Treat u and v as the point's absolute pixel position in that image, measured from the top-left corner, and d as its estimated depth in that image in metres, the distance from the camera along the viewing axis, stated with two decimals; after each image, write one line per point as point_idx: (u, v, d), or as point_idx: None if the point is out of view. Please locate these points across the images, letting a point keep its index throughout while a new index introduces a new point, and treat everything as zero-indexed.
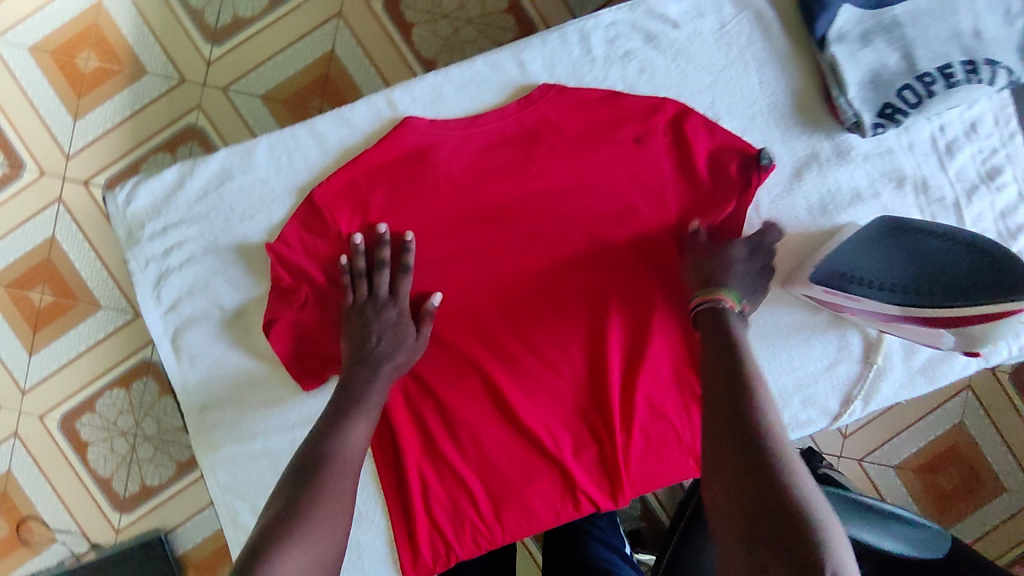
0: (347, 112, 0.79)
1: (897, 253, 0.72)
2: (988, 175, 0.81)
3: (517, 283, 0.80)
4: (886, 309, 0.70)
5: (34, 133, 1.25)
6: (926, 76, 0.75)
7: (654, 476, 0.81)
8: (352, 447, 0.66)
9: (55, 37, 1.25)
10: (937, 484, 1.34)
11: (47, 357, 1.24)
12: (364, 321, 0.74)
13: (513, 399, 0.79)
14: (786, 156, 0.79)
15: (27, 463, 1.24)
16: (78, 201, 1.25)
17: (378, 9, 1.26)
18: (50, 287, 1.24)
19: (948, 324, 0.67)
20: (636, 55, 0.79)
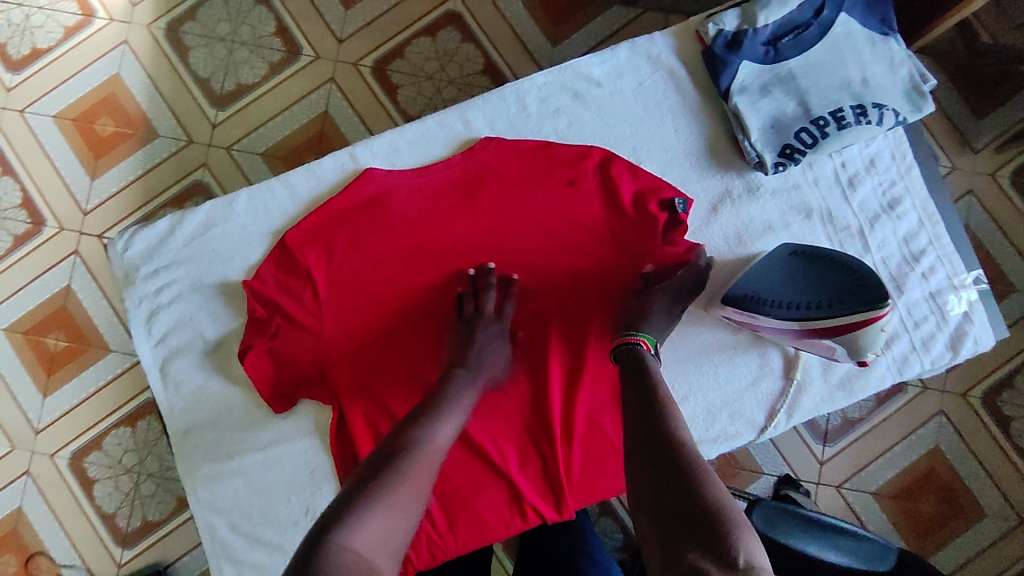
0: (315, 166, 0.91)
1: (791, 271, 0.79)
2: (889, 206, 0.87)
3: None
4: (785, 324, 0.77)
5: (55, 193, 1.39)
6: (820, 120, 0.84)
7: (595, 488, 0.88)
8: (439, 439, 0.73)
9: (77, 107, 1.41)
10: (918, 510, 1.35)
11: (59, 397, 1.35)
12: (469, 334, 0.84)
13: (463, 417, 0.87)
14: (702, 194, 0.88)
15: (37, 498, 1.33)
16: (93, 253, 1.38)
17: (366, 73, 1.41)
18: (65, 331, 1.36)
19: (834, 334, 0.75)
20: (565, 111, 0.90)
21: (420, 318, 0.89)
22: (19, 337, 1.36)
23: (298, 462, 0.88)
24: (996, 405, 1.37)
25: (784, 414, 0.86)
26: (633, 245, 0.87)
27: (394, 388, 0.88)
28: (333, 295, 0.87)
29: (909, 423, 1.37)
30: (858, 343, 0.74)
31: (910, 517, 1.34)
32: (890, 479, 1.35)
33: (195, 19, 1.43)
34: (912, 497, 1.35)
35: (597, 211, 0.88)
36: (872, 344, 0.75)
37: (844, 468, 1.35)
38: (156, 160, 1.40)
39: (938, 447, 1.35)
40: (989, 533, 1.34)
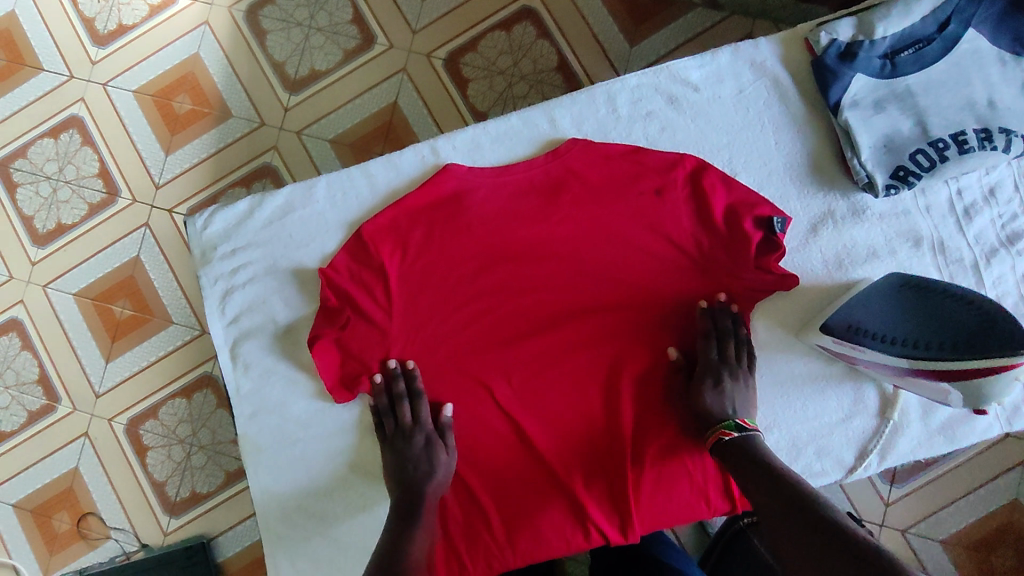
0: (396, 157, 0.89)
1: (909, 307, 0.72)
2: (1008, 240, 0.80)
3: (540, 318, 0.86)
4: (894, 362, 0.72)
5: (131, 165, 1.42)
6: (939, 142, 0.78)
7: (664, 514, 0.83)
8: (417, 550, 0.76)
9: (156, 84, 1.43)
10: (988, 564, 1.29)
11: (121, 364, 1.38)
12: (403, 449, 0.82)
13: (528, 427, 0.85)
14: (802, 213, 0.83)
15: (93, 461, 1.36)
16: (162, 227, 1.41)
17: (438, 66, 1.40)
18: (131, 301, 1.39)
19: (949, 379, 0.69)
20: (657, 116, 0.86)
21: (490, 321, 0.86)
22: (87, 303, 1.40)
23: (358, 454, 0.87)
24: None
25: (876, 455, 0.80)
26: (724, 264, 0.82)
27: (465, 391, 0.86)
28: (407, 291, 0.85)
29: (985, 472, 1.31)
30: (979, 392, 0.68)
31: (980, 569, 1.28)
32: (959, 529, 1.29)
33: (276, 3, 1.44)
34: (984, 549, 1.29)
35: (685, 225, 0.83)
36: (999, 393, 0.68)
37: (910, 512, 1.30)
38: (228, 139, 1.41)
39: (1017, 500, 1.29)
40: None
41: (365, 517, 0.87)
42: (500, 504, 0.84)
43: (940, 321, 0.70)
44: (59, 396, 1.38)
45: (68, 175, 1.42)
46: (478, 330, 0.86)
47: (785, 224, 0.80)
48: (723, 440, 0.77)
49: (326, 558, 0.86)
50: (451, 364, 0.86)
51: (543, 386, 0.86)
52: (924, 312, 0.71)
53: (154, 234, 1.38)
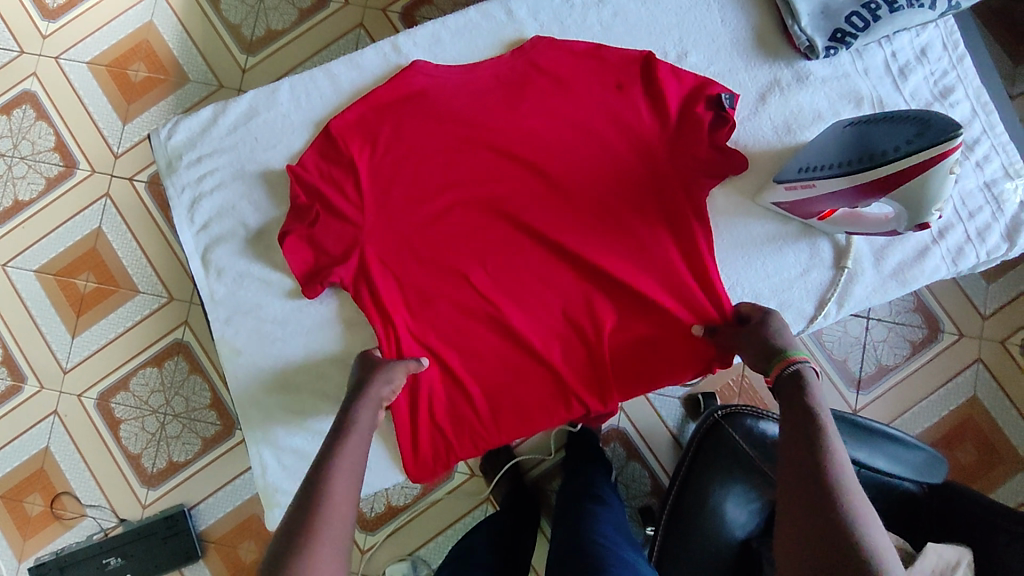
0: (357, 56, 0.90)
1: (845, 136, 0.73)
2: (941, 94, 0.86)
3: (514, 208, 0.87)
4: (838, 187, 0.72)
5: (87, 136, 1.40)
6: (871, 3, 0.82)
7: (644, 382, 0.86)
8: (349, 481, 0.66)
9: (110, 54, 1.42)
10: (956, 460, 1.36)
11: (87, 339, 1.35)
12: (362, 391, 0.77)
13: (506, 310, 0.86)
14: (750, 84, 0.87)
15: (64, 438, 1.33)
16: (123, 196, 1.38)
17: (395, 19, 1.43)
18: (95, 274, 1.37)
19: (890, 187, 0.68)
20: (609, 2, 0.89)
21: (463, 213, 0.87)
22: (49, 279, 1.37)
23: (336, 350, 0.87)
24: None
25: (835, 303, 0.84)
26: (679, 145, 0.85)
27: (441, 280, 0.86)
28: (376, 184, 0.85)
29: (944, 372, 1.37)
30: (921, 194, 0.67)
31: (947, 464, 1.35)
32: (925, 428, 1.36)
33: None
34: (950, 445, 1.36)
35: (643, 112, 0.86)
36: (940, 190, 0.66)
37: (879, 416, 1.36)
38: (188, 104, 1.42)
39: (976, 395, 1.36)
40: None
41: None
42: (480, 382, 0.86)
43: (872, 138, 0.69)
44: (25, 374, 1.35)
45: (23, 152, 1.40)
46: (450, 220, 0.86)
47: (733, 103, 0.83)
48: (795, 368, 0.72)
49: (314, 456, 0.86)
50: (425, 255, 0.86)
51: (518, 274, 0.87)
52: (861, 135, 0.71)
53: (114, 202, 1.36)
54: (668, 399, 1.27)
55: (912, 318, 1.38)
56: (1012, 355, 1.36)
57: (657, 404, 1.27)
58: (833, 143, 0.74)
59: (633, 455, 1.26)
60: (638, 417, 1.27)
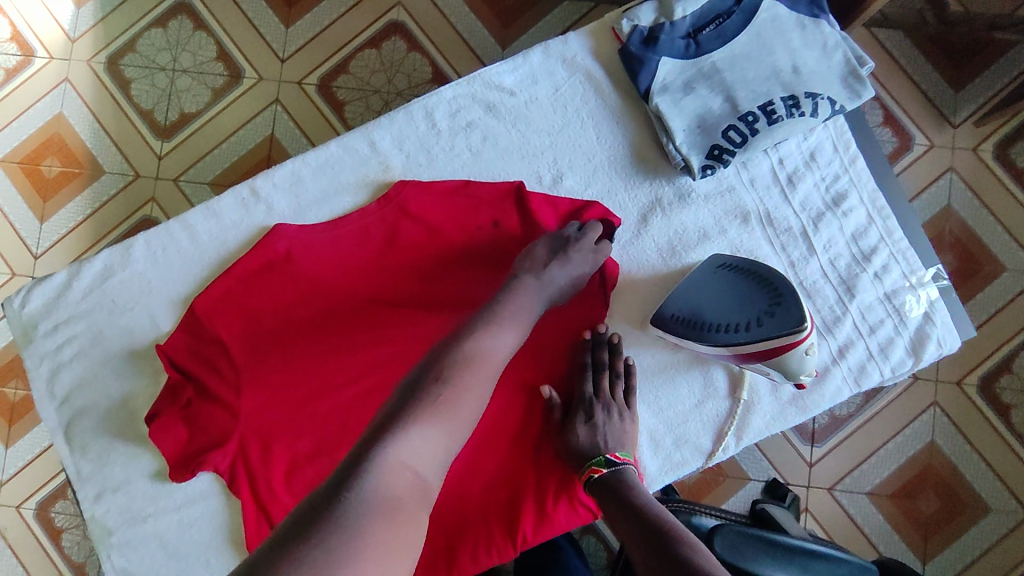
0: (214, 204, 0.83)
1: (719, 293, 0.73)
2: (834, 202, 0.80)
3: (397, 368, 0.82)
4: (718, 349, 0.73)
5: (7, 239, 1.34)
6: (748, 116, 0.77)
7: (537, 532, 0.77)
8: (497, 349, 0.66)
9: (23, 150, 1.36)
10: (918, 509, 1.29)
11: (21, 450, 1.26)
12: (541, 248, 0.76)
13: None
14: (630, 205, 0.81)
15: (6, 554, 1.25)
16: None
17: (312, 92, 1.38)
18: (24, 382, 1.28)
19: (761, 359, 0.71)
20: (477, 125, 0.84)
21: (346, 374, 0.82)
22: None
23: (211, 522, 0.81)
24: (994, 393, 1.30)
25: (735, 437, 0.78)
26: None
27: (320, 461, 0.81)
28: (247, 355, 0.80)
29: (899, 419, 1.30)
30: (787, 367, 0.71)
31: (907, 514, 1.28)
32: (884, 480, 1.29)
33: (134, 50, 1.38)
34: (911, 494, 1.28)
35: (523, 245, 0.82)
36: (803, 368, 0.71)
37: (835, 468, 1.28)
38: (105, 197, 1.35)
39: (934, 441, 1.28)
40: (996, 529, 1.27)
41: None
42: None
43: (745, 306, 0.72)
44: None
45: None
46: (330, 389, 0.82)
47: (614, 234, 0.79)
48: (592, 479, 0.72)
49: None
50: (305, 425, 0.81)
51: None
52: (735, 299, 0.72)
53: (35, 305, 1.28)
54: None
55: None
56: (971, 399, 1.28)
57: None
58: (705, 295, 0.74)
59: (587, 530, 1.10)
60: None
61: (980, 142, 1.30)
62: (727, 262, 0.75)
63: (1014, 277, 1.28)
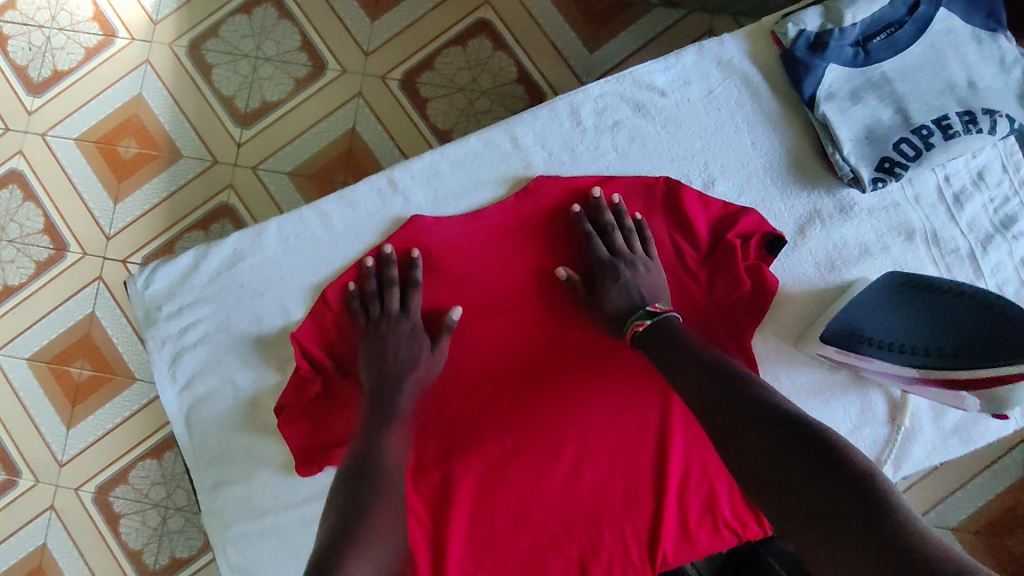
0: (350, 192, 0.81)
1: (910, 315, 0.71)
2: (1002, 225, 0.77)
3: (532, 368, 0.78)
4: (903, 371, 0.69)
5: (76, 215, 1.31)
6: (922, 129, 0.74)
7: (678, 554, 0.76)
8: (393, 455, 0.68)
9: (99, 129, 1.33)
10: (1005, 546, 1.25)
11: (84, 431, 1.25)
12: (380, 337, 0.75)
13: (527, 497, 0.76)
14: (787, 215, 0.78)
15: (63, 535, 1.22)
16: (117, 278, 1.29)
17: (395, 87, 1.35)
18: (89, 361, 1.26)
19: (968, 387, 0.65)
20: (625, 125, 0.81)
21: (477, 372, 0.78)
22: (41, 367, 1.26)
23: None
24: None
25: (894, 467, 0.74)
26: (712, 282, 0.76)
27: (453, 466, 0.75)
28: None
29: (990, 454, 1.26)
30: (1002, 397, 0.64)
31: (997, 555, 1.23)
32: (972, 514, 1.24)
33: (219, 35, 1.36)
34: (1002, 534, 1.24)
35: (668, 250, 0.78)
36: (1019, 400, 0.64)
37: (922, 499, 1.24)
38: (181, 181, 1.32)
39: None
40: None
41: None
42: (496, 567, 0.75)
43: (949, 327, 0.68)
44: (18, 469, 1.23)
45: (10, 234, 1.30)
46: (461, 386, 0.77)
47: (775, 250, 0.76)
48: (638, 334, 0.70)
49: None
50: (433, 426, 0.76)
51: (539, 447, 0.76)
52: (936, 321, 0.69)
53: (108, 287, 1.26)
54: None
55: None
56: None
57: None
58: (893, 318, 0.71)
59: None
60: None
61: None
62: (906, 278, 0.73)
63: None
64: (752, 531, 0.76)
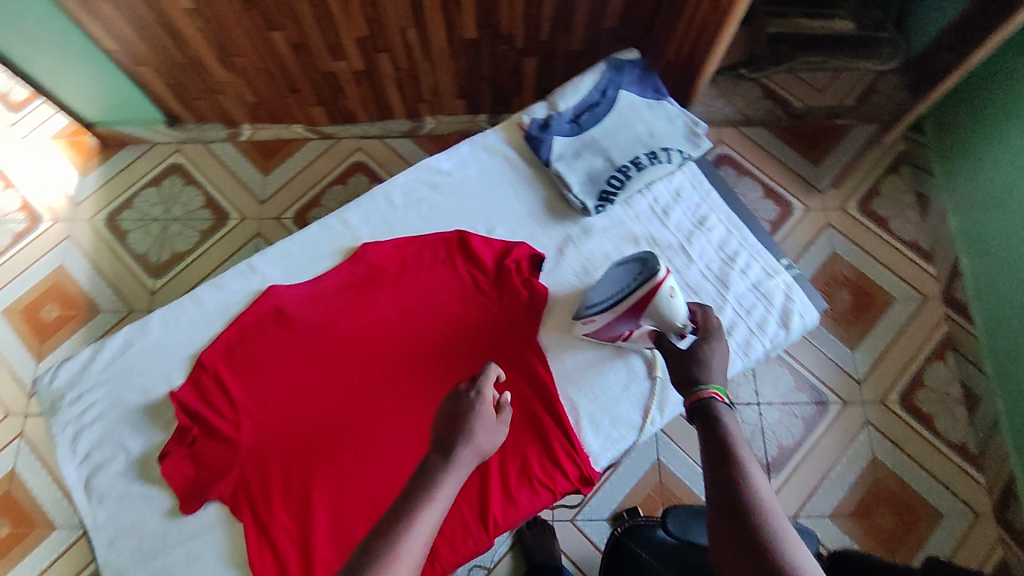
0: (220, 280, 1.04)
1: (610, 280, 0.96)
2: (699, 223, 1.07)
3: (372, 388, 0.98)
4: (608, 317, 0.92)
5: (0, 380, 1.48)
6: (623, 168, 1.06)
7: (507, 515, 0.90)
8: (428, 515, 0.68)
9: (22, 300, 1.55)
10: (879, 525, 1.38)
11: None
12: (460, 412, 0.76)
13: (377, 490, 0.92)
14: (549, 243, 1.06)
15: None
16: (38, 432, 1.44)
17: (288, 224, 1.64)
18: (8, 518, 1.37)
19: (640, 312, 0.90)
20: (425, 200, 1.09)
21: (330, 399, 0.97)
22: None
23: (216, 548, 0.90)
24: (917, 406, 1.46)
25: (657, 410, 0.97)
26: (500, 296, 1.02)
27: (317, 476, 0.92)
28: (248, 390, 0.97)
29: (841, 441, 1.43)
30: (660, 315, 0.89)
31: (870, 531, 1.37)
32: (842, 500, 1.39)
33: (132, 207, 1.64)
34: (869, 511, 1.38)
35: (467, 280, 1.03)
36: (670, 309, 0.89)
37: (795, 496, 1.38)
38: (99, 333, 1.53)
39: (875, 458, 1.41)
40: (953, 534, 1.36)
41: None
42: None
43: (623, 279, 0.93)
44: None
45: None
46: (320, 410, 0.97)
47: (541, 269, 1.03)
48: (710, 401, 0.76)
49: None
50: (297, 446, 0.94)
51: (383, 450, 0.94)
52: (618, 278, 0.95)
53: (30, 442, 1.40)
54: (597, 523, 1.32)
55: (798, 396, 1.46)
56: (896, 415, 1.45)
57: (589, 531, 1.31)
58: (601, 287, 0.97)
59: None
60: (570, 545, 1.31)
61: (846, 203, 1.62)
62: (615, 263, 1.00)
63: (902, 305, 1.53)
64: (563, 484, 0.93)
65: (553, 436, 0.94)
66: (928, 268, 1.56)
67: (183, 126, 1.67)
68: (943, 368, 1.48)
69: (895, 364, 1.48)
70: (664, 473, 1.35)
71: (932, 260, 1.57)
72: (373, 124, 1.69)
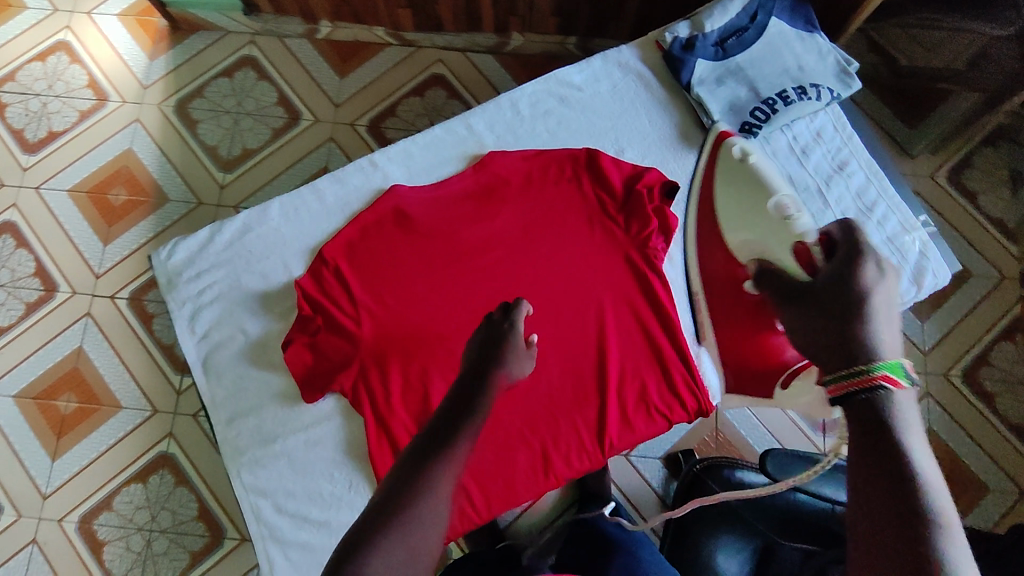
0: (341, 172, 1.02)
1: None
2: (839, 167, 1.04)
3: (492, 299, 0.96)
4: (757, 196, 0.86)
5: (68, 257, 1.45)
6: (769, 101, 1.01)
7: (622, 438, 0.94)
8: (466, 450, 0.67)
9: (90, 180, 1.50)
10: None
11: (68, 461, 1.33)
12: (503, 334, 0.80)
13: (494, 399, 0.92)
14: (681, 172, 1.04)
15: (44, 567, 1.29)
16: (104, 314, 1.41)
17: (364, 132, 1.56)
18: (75, 394, 1.37)
19: None
20: (554, 113, 1.05)
21: (451, 305, 0.95)
22: (29, 402, 1.36)
23: (336, 437, 0.93)
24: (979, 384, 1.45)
25: None
26: (629, 223, 0.98)
27: (434, 381, 0.92)
28: (367, 286, 0.94)
29: None
30: None
31: None
32: None
33: (203, 95, 1.56)
34: None
35: (593, 200, 1.00)
36: None
37: None
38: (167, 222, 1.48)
39: (932, 429, 1.40)
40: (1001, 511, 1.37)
41: (351, 497, 0.91)
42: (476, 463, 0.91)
43: None
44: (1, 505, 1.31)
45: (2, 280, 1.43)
46: (438, 315, 0.94)
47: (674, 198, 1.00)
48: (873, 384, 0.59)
49: (317, 545, 0.90)
50: (416, 348, 0.92)
51: None
52: None
53: (98, 323, 1.39)
54: (650, 460, 1.33)
55: None
56: (959, 390, 1.43)
57: (642, 467, 1.33)
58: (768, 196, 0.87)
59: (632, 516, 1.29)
60: (623, 477, 1.31)
61: (934, 170, 1.54)
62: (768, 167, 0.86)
63: (978, 283, 1.49)
64: (679, 416, 0.95)
65: (672, 369, 0.95)
66: (1009, 247, 1.51)
67: (259, 16, 1.55)
68: (1011, 349, 1.46)
69: (967, 341, 1.46)
70: (721, 422, 1.35)
71: (1014, 240, 1.51)
72: (458, 36, 1.59)
